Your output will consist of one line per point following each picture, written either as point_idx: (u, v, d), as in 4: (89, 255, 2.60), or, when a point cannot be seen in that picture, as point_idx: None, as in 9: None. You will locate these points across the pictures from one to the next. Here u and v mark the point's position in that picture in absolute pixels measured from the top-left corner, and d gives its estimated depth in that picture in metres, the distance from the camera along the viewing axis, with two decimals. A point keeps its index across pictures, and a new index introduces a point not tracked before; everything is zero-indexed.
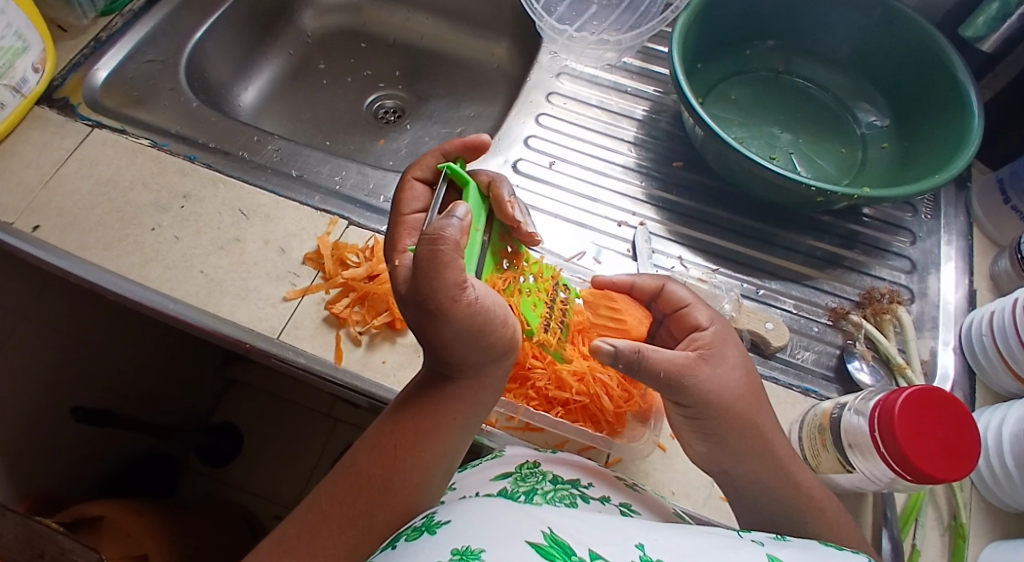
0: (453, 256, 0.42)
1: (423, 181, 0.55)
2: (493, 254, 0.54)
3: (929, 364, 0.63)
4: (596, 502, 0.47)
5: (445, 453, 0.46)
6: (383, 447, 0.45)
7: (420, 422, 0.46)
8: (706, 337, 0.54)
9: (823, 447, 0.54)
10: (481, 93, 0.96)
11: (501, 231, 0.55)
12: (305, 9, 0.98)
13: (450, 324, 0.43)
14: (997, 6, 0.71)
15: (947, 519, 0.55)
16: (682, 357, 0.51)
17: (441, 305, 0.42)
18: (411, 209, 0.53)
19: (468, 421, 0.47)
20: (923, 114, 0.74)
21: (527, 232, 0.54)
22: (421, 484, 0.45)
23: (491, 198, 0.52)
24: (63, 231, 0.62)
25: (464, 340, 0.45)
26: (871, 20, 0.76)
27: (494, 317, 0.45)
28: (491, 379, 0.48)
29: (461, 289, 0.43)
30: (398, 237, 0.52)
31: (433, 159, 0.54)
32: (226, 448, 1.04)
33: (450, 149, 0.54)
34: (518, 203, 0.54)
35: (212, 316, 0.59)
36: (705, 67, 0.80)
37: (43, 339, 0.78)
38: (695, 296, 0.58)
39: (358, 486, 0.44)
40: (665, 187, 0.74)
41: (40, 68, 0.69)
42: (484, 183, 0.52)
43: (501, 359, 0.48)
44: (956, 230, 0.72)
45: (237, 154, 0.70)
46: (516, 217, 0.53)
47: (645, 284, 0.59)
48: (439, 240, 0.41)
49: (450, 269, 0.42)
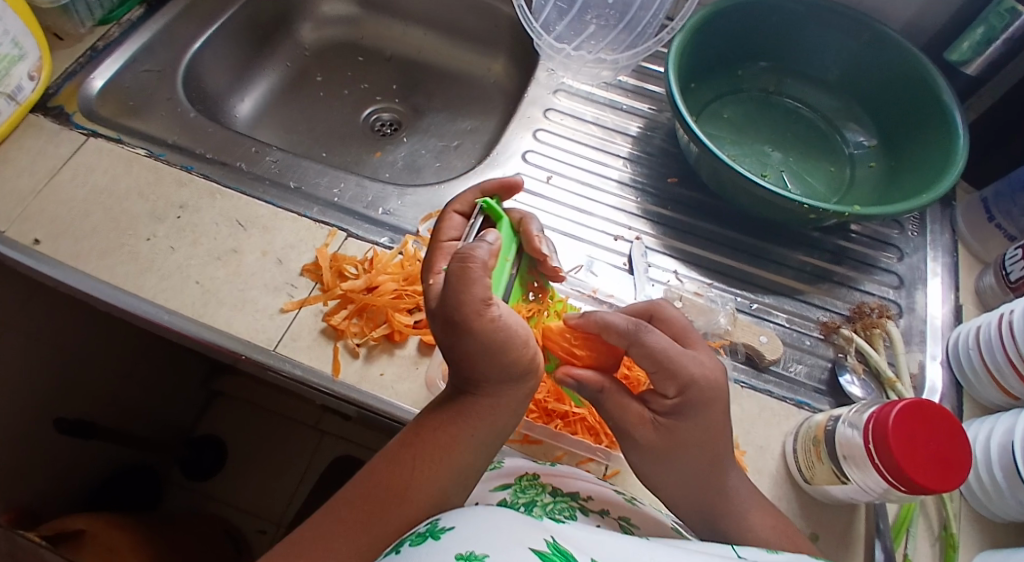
0: (481, 275, 0.44)
1: (461, 215, 0.54)
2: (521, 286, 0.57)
3: (918, 377, 0.64)
4: (595, 516, 0.49)
5: (463, 470, 0.46)
6: (401, 458, 0.45)
7: (441, 436, 0.46)
8: (669, 403, 0.51)
9: (817, 459, 0.54)
10: (478, 107, 0.97)
11: (529, 266, 0.56)
12: (304, 22, 0.99)
13: (470, 338, 0.44)
14: (982, 32, 0.75)
15: (937, 528, 0.56)
16: (633, 414, 0.51)
17: (467, 318, 0.44)
18: (448, 236, 0.53)
19: (486, 441, 0.47)
20: (909, 134, 0.77)
21: (552, 266, 0.55)
22: (434, 498, 0.44)
23: (521, 232, 0.53)
24: (56, 240, 0.62)
25: (485, 355, 0.45)
26: (858, 44, 0.79)
27: (517, 337, 0.46)
28: (513, 400, 0.48)
29: (486, 305, 0.44)
30: (433, 261, 0.50)
31: (472, 195, 0.55)
32: (206, 460, 1.02)
33: (487, 188, 0.55)
34: (547, 238, 0.55)
35: (205, 326, 0.59)
36: (698, 87, 0.82)
37: (32, 350, 0.77)
38: (668, 350, 0.50)
39: (374, 492, 0.44)
40: (659, 203, 0.75)
41: (36, 76, 0.68)
42: (515, 220, 0.54)
43: (522, 382, 0.47)
44: (942, 246, 0.74)
45: (234, 165, 0.70)
46: (544, 250, 0.54)
47: (615, 333, 0.52)
48: (469, 260, 0.44)
49: (478, 283, 0.44)
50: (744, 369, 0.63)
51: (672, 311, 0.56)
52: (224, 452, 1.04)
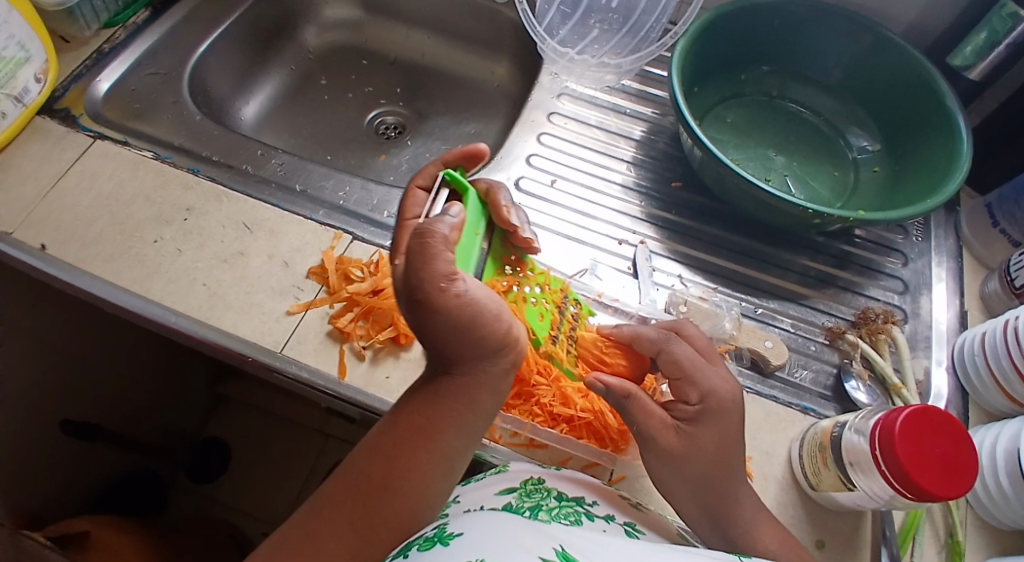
0: (441, 249, 0.44)
1: (425, 190, 0.53)
2: (495, 261, 0.58)
3: (924, 383, 0.64)
4: (601, 521, 0.47)
5: (444, 452, 0.45)
6: (381, 446, 0.45)
7: (419, 419, 0.45)
8: (690, 410, 0.52)
9: (823, 465, 0.54)
10: (481, 111, 0.97)
11: (501, 238, 0.58)
12: (308, 25, 0.99)
13: (439, 317, 0.44)
14: (985, 35, 0.74)
15: (944, 535, 0.56)
16: (656, 421, 0.52)
17: (429, 295, 0.43)
18: (413, 214, 0.51)
19: (465, 420, 0.46)
20: (913, 138, 0.77)
21: (524, 237, 0.57)
22: (418, 484, 0.44)
23: (489, 204, 0.56)
24: (64, 243, 0.62)
25: (454, 330, 0.44)
26: (861, 49, 0.79)
27: (485, 309, 0.45)
28: (488, 376, 0.47)
29: (449, 280, 0.44)
30: (397, 242, 0.49)
31: (434, 168, 0.53)
32: (213, 465, 1.02)
33: (449, 159, 0.54)
34: (516, 210, 0.57)
35: (213, 329, 0.59)
36: (702, 91, 0.82)
37: (37, 353, 0.77)
38: (695, 360, 0.53)
39: (357, 485, 0.44)
40: (663, 207, 0.75)
41: (42, 79, 0.69)
42: (483, 191, 0.56)
43: (495, 356, 0.47)
44: (946, 251, 0.74)
45: (240, 168, 0.70)
46: (513, 221, 0.56)
47: (644, 342, 0.55)
48: (429, 235, 0.44)
49: (439, 259, 0.44)
50: (749, 374, 0.63)
51: (694, 330, 0.57)
52: (228, 453, 1.04)
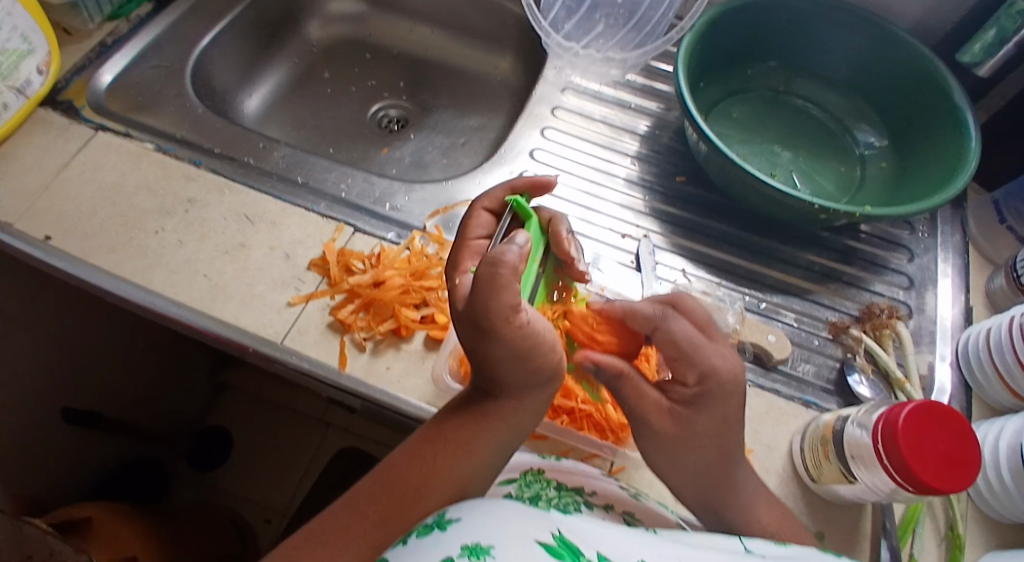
0: (510, 282, 0.40)
1: (491, 212, 0.52)
2: (545, 289, 0.52)
3: (928, 378, 0.64)
4: (600, 510, 0.48)
5: (484, 469, 0.46)
6: (421, 455, 0.45)
7: (462, 436, 0.46)
8: (688, 392, 0.51)
9: (825, 458, 0.54)
10: (485, 105, 0.97)
11: (555, 267, 0.52)
12: (312, 19, 0.99)
13: (500, 347, 0.42)
14: (993, 33, 0.74)
15: (944, 528, 0.56)
16: (651, 405, 0.51)
17: (495, 325, 0.41)
18: (476, 235, 0.51)
19: (507, 442, 0.47)
20: (919, 134, 0.76)
21: (580, 269, 0.51)
22: (454, 492, 0.45)
23: (550, 232, 0.51)
24: (66, 233, 0.62)
25: (511, 360, 0.43)
26: (868, 44, 0.78)
27: (545, 342, 0.44)
28: (534, 403, 0.47)
29: (516, 314, 0.41)
30: (460, 260, 0.49)
31: (501, 192, 0.53)
32: (213, 455, 1.02)
33: (518, 186, 0.53)
34: (576, 240, 0.51)
35: (214, 320, 0.59)
36: (707, 86, 0.82)
37: (39, 345, 0.77)
38: (692, 338, 0.50)
39: (394, 488, 0.44)
40: (667, 201, 0.75)
41: (45, 70, 0.69)
42: (545, 219, 0.51)
43: (546, 384, 0.46)
44: (951, 247, 0.74)
45: (242, 160, 0.70)
46: (572, 253, 0.50)
47: (639, 318, 0.52)
48: (499, 264, 0.40)
49: (507, 292, 0.40)
50: (752, 368, 0.63)
51: (693, 303, 0.54)
52: (229, 445, 1.04)
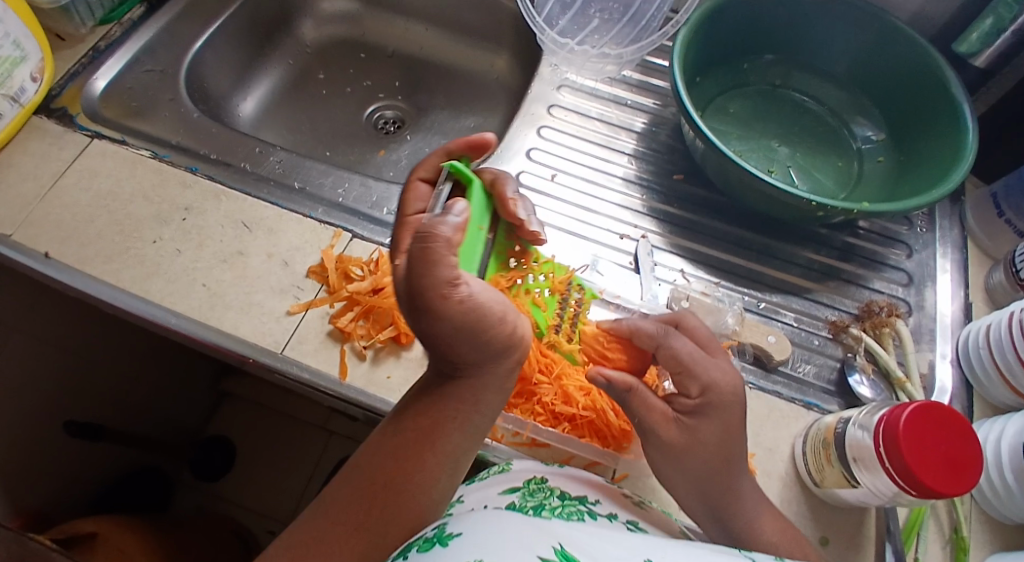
0: (443, 254, 0.42)
1: (428, 181, 0.53)
2: (497, 251, 0.58)
3: (928, 377, 0.64)
4: (604, 519, 0.47)
5: (451, 454, 0.45)
6: (386, 448, 0.45)
7: (425, 423, 0.45)
8: (691, 404, 0.51)
9: (827, 462, 0.54)
10: (481, 104, 0.97)
11: (506, 231, 0.58)
12: (306, 19, 0.98)
13: (444, 321, 0.42)
14: (990, 22, 0.74)
15: (948, 531, 0.56)
16: (657, 414, 0.51)
17: (432, 299, 0.41)
18: (415, 208, 0.51)
19: (470, 422, 0.46)
20: (918, 128, 0.76)
21: (530, 230, 0.56)
22: (427, 489, 0.44)
23: (494, 196, 0.53)
24: (62, 244, 0.61)
25: (460, 332, 0.43)
26: (866, 37, 0.78)
27: (490, 310, 0.44)
28: (493, 380, 0.46)
29: (452, 285, 0.42)
30: (398, 237, 0.49)
31: (437, 159, 0.53)
32: (216, 462, 1.02)
33: (453, 149, 0.52)
34: (523, 202, 0.55)
35: (214, 331, 0.59)
36: (704, 81, 0.81)
37: (38, 353, 0.77)
38: (693, 353, 0.52)
39: (363, 490, 0.43)
40: (665, 200, 0.74)
41: (38, 78, 0.68)
42: (488, 181, 0.53)
43: (503, 358, 0.46)
44: (951, 243, 0.74)
45: (239, 166, 0.70)
46: (519, 215, 0.55)
47: (643, 336, 0.54)
48: (431, 237, 0.41)
49: (441, 264, 0.41)
50: (752, 369, 0.63)
51: (695, 322, 0.56)
52: (232, 450, 1.04)
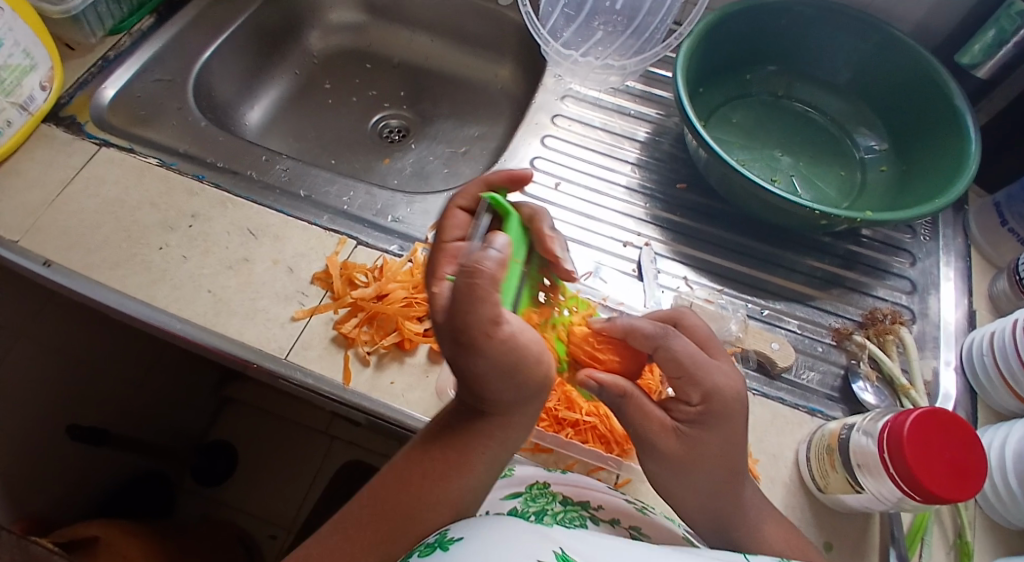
0: (489, 291, 0.39)
1: (466, 210, 0.52)
2: (529, 287, 0.53)
3: (932, 384, 0.64)
4: (606, 525, 0.49)
5: (473, 487, 0.45)
6: (410, 473, 0.45)
7: (451, 454, 0.45)
8: (692, 411, 0.50)
9: (830, 468, 0.54)
10: (485, 113, 0.97)
11: (540, 266, 0.53)
12: (312, 30, 1.00)
13: (480, 360, 0.41)
14: (993, 34, 0.73)
15: (952, 537, 0.56)
16: (655, 423, 0.51)
17: (474, 339, 0.40)
18: (452, 236, 0.51)
19: (496, 458, 0.46)
20: (920, 137, 0.76)
21: (566, 269, 0.52)
22: (446, 513, 0.44)
23: (532, 230, 0.52)
24: (69, 250, 0.62)
25: (497, 373, 0.42)
26: (867, 47, 0.78)
27: (529, 352, 0.43)
28: (523, 418, 0.46)
29: (494, 325, 0.40)
30: (437, 265, 0.48)
31: (476, 188, 0.53)
32: (219, 468, 1.02)
33: (494, 180, 0.53)
34: (561, 238, 0.52)
35: (220, 337, 0.59)
36: (707, 91, 0.82)
37: (45, 358, 0.77)
38: (694, 355, 0.50)
39: (382, 512, 0.43)
40: (668, 208, 0.75)
41: (47, 87, 0.69)
42: (526, 216, 0.52)
43: (536, 398, 0.46)
44: (954, 251, 0.74)
45: (245, 174, 0.70)
46: (557, 252, 0.51)
47: (640, 337, 0.52)
48: (477, 272, 0.38)
49: (486, 301, 0.39)
50: (756, 377, 0.63)
51: (694, 319, 0.55)
52: (235, 458, 1.04)
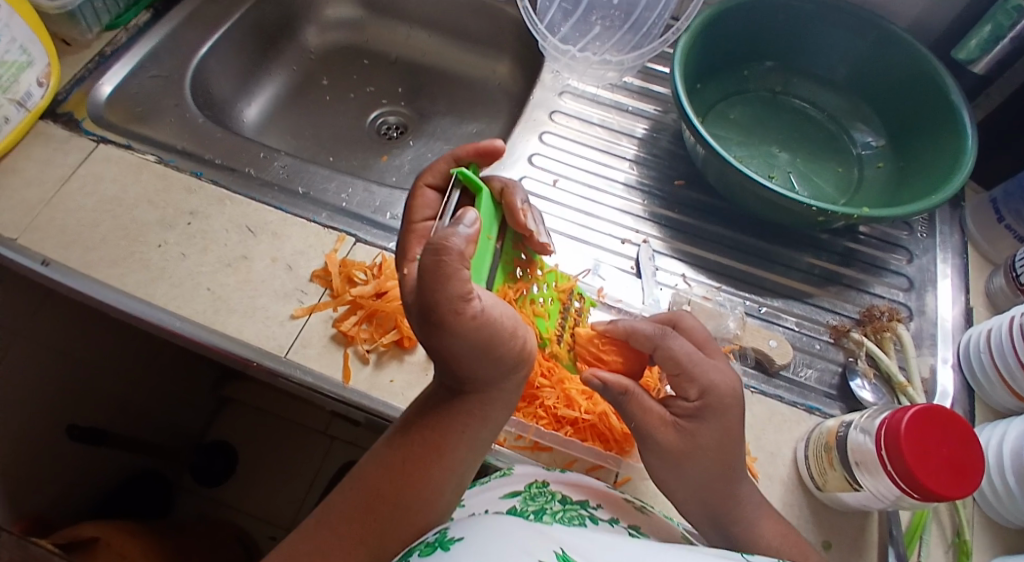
0: (456, 267, 0.39)
1: (435, 188, 0.52)
2: (505, 263, 0.57)
3: (929, 381, 0.64)
4: (605, 523, 0.48)
5: (455, 468, 0.45)
6: (392, 460, 0.45)
7: (432, 437, 0.45)
8: (689, 407, 0.51)
9: (828, 465, 0.54)
10: (484, 110, 0.97)
11: (514, 240, 0.57)
12: (309, 26, 0.99)
13: (453, 339, 0.41)
14: (990, 29, 0.73)
15: (951, 535, 0.56)
16: (655, 418, 0.51)
17: (445, 316, 0.40)
18: (421, 216, 0.51)
19: (476, 439, 0.46)
20: (917, 134, 0.76)
21: (540, 241, 0.56)
22: (431, 497, 0.44)
23: (503, 205, 0.54)
24: (67, 248, 0.62)
25: (472, 351, 0.42)
26: (865, 44, 0.78)
27: (501, 328, 0.43)
28: (500, 396, 0.46)
29: (465, 301, 0.40)
30: (406, 245, 0.49)
31: (445, 164, 0.52)
32: (217, 467, 1.02)
33: (462, 155, 0.52)
34: (531, 212, 0.56)
35: (223, 336, 0.59)
36: (705, 88, 0.82)
37: (43, 356, 0.77)
38: (691, 354, 0.51)
39: (366, 500, 0.43)
40: (666, 205, 0.75)
41: (43, 83, 0.69)
42: (497, 190, 0.55)
43: (513, 373, 0.46)
44: (951, 248, 0.74)
45: (243, 171, 0.70)
46: (528, 225, 0.55)
47: (641, 337, 0.53)
48: (444, 251, 0.39)
49: (455, 279, 0.39)
50: (754, 374, 0.63)
51: (692, 321, 0.56)
52: (234, 458, 1.04)
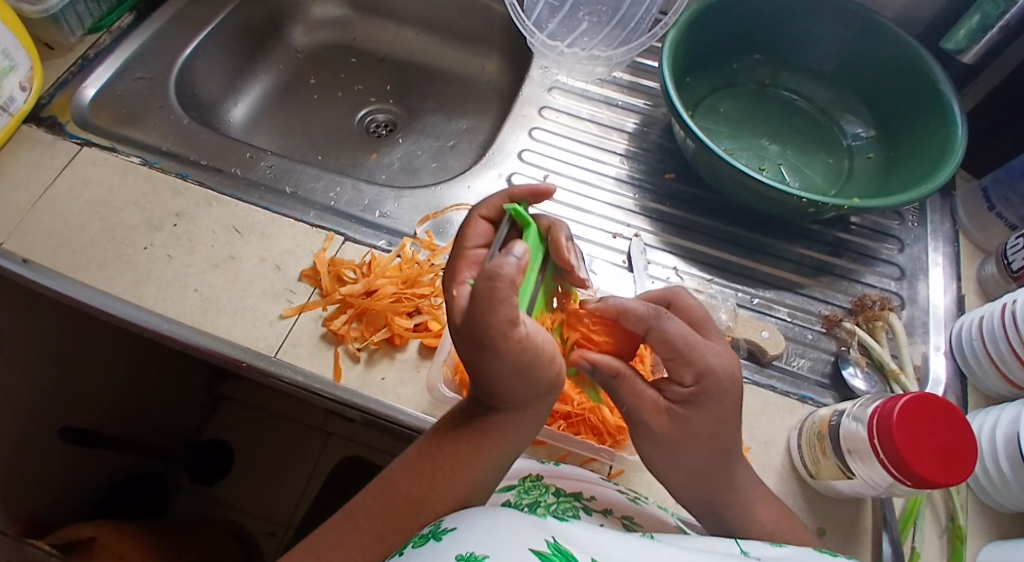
0: (508, 293, 0.38)
1: (488, 221, 0.49)
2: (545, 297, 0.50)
3: (922, 368, 0.64)
4: (599, 514, 0.48)
5: (482, 481, 0.45)
6: (421, 467, 0.45)
7: (462, 448, 0.45)
8: (685, 392, 0.50)
9: (822, 454, 0.54)
10: (473, 107, 0.97)
11: (556, 275, 0.50)
12: (296, 26, 0.99)
13: (494, 360, 0.40)
14: (977, 19, 0.73)
15: (945, 520, 0.56)
16: (647, 403, 0.51)
17: (492, 340, 0.39)
18: (472, 244, 0.47)
19: (505, 454, 0.46)
20: (907, 123, 0.76)
21: (580, 277, 0.50)
22: (454, 507, 0.44)
23: (549, 241, 0.48)
24: (52, 252, 0.61)
25: (512, 373, 0.42)
26: (851, 34, 0.78)
27: (542, 353, 0.42)
28: (533, 415, 0.46)
29: (513, 326, 0.39)
30: (456, 270, 0.45)
31: (499, 199, 0.50)
32: (214, 464, 1.01)
33: (517, 194, 0.50)
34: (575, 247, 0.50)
35: (218, 339, 0.58)
36: (694, 82, 0.82)
37: (34, 362, 0.77)
38: (686, 336, 0.50)
39: (391, 506, 0.43)
40: (657, 199, 0.75)
41: (27, 87, 0.68)
42: (543, 227, 0.49)
43: (546, 397, 0.46)
44: (942, 236, 0.74)
45: (230, 171, 0.70)
46: (573, 261, 0.48)
47: (632, 318, 0.50)
48: (496, 278, 0.38)
49: (505, 304, 0.38)
50: (747, 365, 0.63)
51: (688, 300, 0.55)
52: (229, 451, 1.04)
